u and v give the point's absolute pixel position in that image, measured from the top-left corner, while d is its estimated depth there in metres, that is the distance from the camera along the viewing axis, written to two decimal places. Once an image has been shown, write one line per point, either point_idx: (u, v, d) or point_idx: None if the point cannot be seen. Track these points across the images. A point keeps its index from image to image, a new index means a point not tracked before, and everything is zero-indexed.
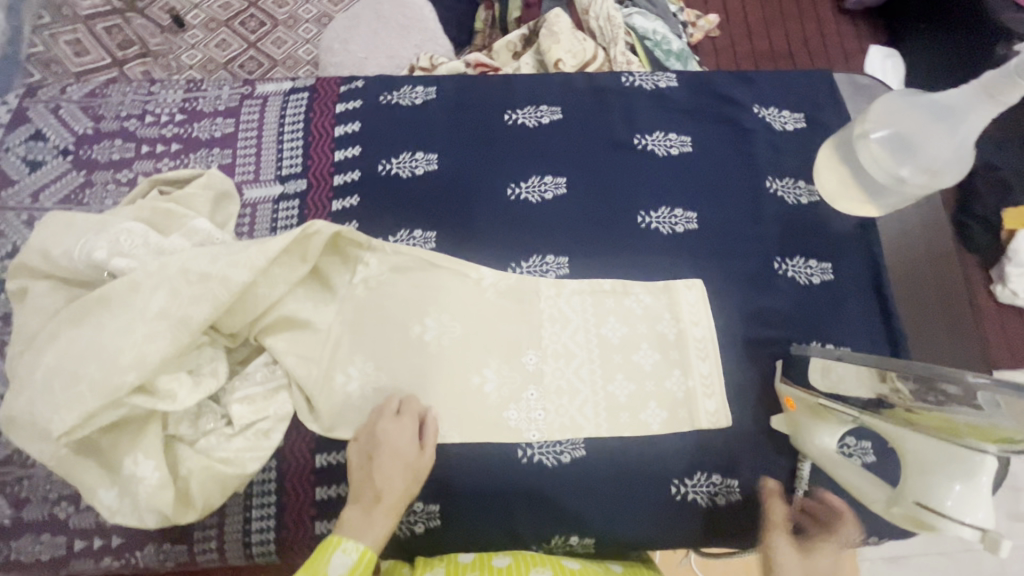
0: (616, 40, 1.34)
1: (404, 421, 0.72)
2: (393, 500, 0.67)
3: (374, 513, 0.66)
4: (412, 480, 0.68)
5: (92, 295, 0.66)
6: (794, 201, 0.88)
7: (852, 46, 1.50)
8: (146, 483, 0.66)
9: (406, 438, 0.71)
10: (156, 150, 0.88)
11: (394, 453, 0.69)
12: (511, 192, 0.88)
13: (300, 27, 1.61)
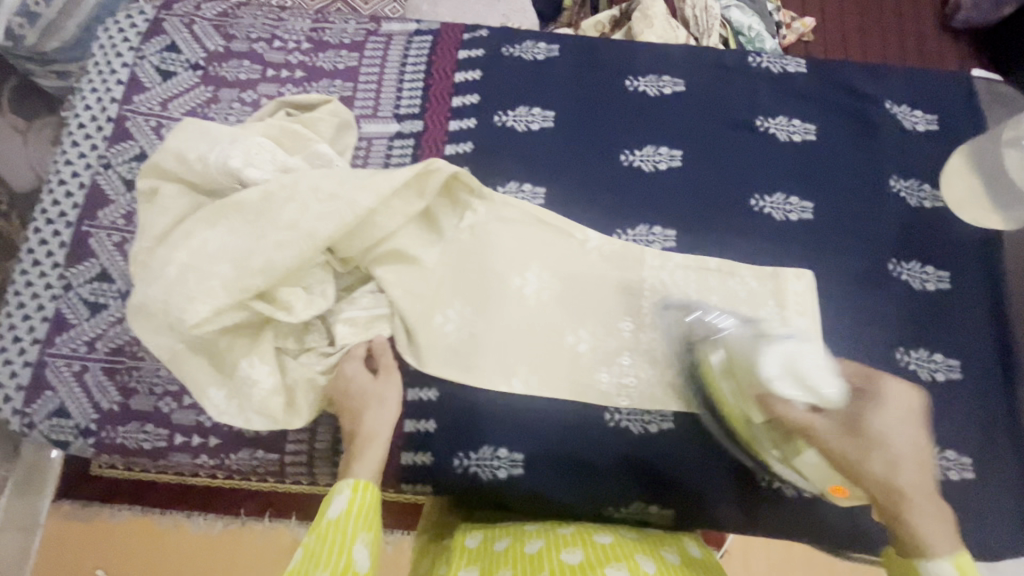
0: (711, 32, 1.34)
1: (351, 362, 0.75)
2: (367, 430, 0.70)
3: (358, 449, 0.69)
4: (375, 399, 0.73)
5: (229, 200, 0.68)
6: (916, 204, 0.85)
7: (951, 66, 1.44)
8: (259, 387, 0.71)
9: (358, 373, 0.74)
10: (281, 75, 0.90)
11: (353, 395, 0.73)
12: (624, 158, 0.87)
13: None
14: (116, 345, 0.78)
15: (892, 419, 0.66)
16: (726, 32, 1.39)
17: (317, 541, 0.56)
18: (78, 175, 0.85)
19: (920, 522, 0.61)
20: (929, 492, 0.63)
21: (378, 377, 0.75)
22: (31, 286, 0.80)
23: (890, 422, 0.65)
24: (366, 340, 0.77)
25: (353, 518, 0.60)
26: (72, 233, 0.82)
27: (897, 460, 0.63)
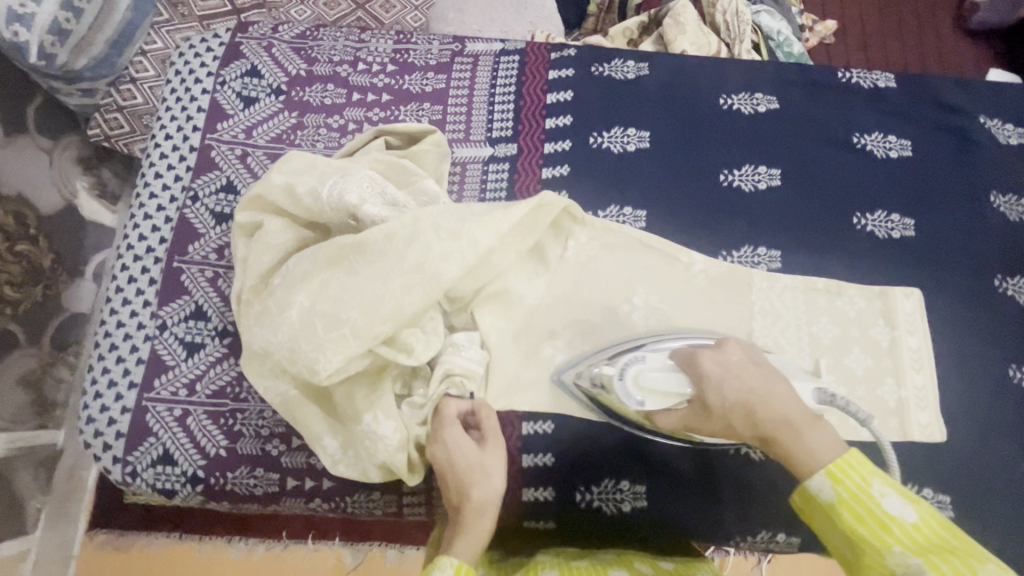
0: (743, 37, 1.32)
1: (449, 433, 0.66)
2: (474, 504, 0.61)
3: (463, 524, 0.60)
4: (484, 473, 0.63)
5: (352, 240, 0.65)
6: (1017, 219, 0.85)
7: (970, 67, 1.44)
8: (387, 443, 0.67)
9: (460, 443, 0.65)
10: (367, 99, 0.87)
11: (457, 469, 0.64)
12: (724, 178, 0.86)
13: None
14: (217, 386, 0.75)
15: (717, 368, 0.63)
16: (758, 37, 1.36)
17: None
18: (164, 209, 0.82)
19: (814, 443, 0.56)
20: (807, 420, 0.59)
21: (482, 446, 0.66)
22: (123, 326, 0.77)
23: (715, 374, 0.62)
24: (452, 401, 0.70)
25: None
26: (162, 270, 0.79)
27: (749, 402, 0.60)
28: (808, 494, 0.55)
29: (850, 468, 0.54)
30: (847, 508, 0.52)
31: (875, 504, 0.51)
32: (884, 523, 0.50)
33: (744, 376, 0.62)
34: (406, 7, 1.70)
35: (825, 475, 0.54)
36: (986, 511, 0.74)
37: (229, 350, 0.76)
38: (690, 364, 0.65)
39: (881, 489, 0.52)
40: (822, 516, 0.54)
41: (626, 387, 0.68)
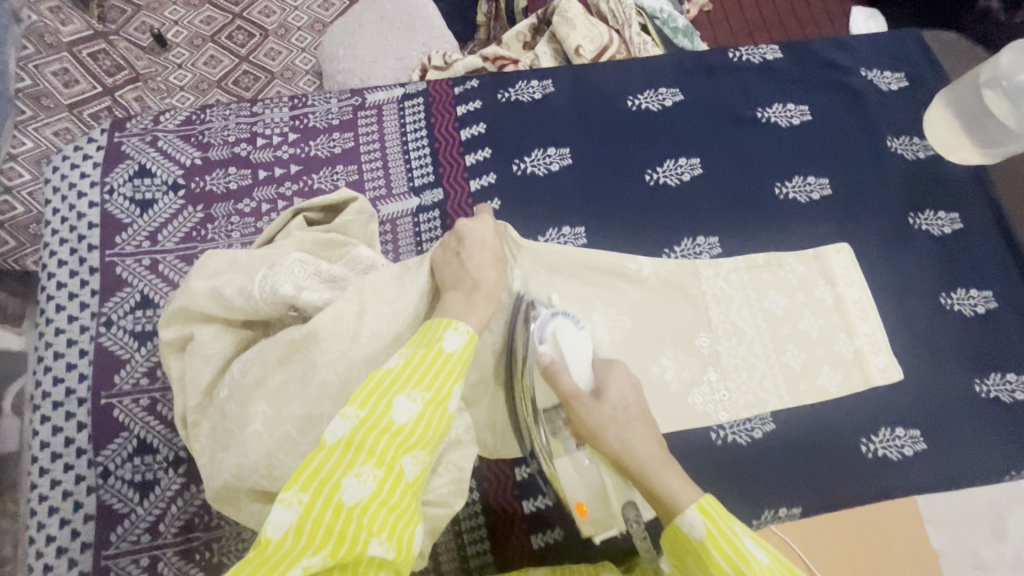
0: (630, 22, 1.34)
1: (486, 222, 0.71)
2: (489, 289, 0.65)
3: (475, 297, 0.63)
4: (503, 271, 0.68)
5: (298, 333, 0.62)
6: (914, 157, 0.91)
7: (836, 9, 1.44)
8: None
9: (488, 239, 0.69)
10: (275, 174, 0.82)
11: (483, 253, 0.67)
12: (649, 177, 0.88)
13: (293, 36, 1.64)
14: (184, 521, 0.69)
15: (626, 386, 0.63)
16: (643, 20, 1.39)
17: (423, 361, 0.53)
18: (76, 342, 0.74)
19: (675, 484, 0.54)
20: (672, 460, 0.57)
21: (501, 255, 0.70)
22: (58, 483, 0.69)
23: (624, 387, 0.63)
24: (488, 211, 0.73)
25: (461, 363, 0.55)
26: (90, 410, 0.71)
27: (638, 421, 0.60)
28: (678, 530, 0.52)
29: (715, 509, 0.52)
30: (714, 548, 0.50)
31: (738, 544, 0.49)
32: (746, 565, 0.48)
33: (641, 404, 0.62)
34: (293, 50, 1.63)
35: (696, 509, 0.52)
36: (953, 434, 0.80)
37: (188, 478, 0.70)
38: (606, 368, 0.64)
39: (742, 531, 0.50)
40: (689, 554, 0.52)
41: (547, 323, 0.66)
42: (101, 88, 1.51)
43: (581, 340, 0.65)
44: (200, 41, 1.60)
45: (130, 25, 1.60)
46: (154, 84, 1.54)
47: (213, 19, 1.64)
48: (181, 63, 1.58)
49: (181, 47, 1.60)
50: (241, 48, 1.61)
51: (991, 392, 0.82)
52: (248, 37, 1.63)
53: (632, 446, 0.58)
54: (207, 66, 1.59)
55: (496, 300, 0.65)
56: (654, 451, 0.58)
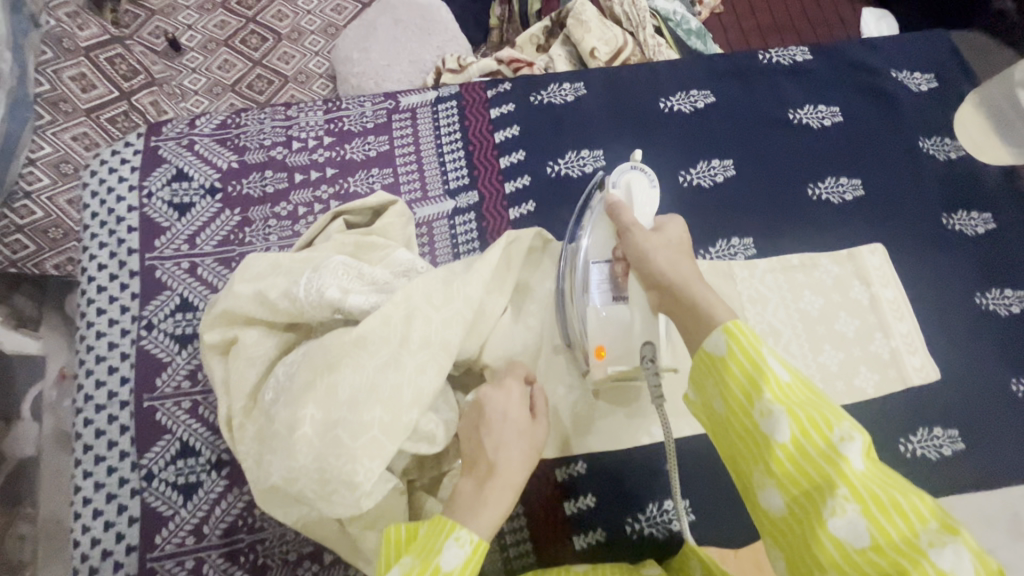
0: (644, 24, 1.34)
1: (511, 385, 0.65)
2: (509, 474, 0.58)
3: (489, 488, 0.57)
4: (530, 454, 0.61)
5: (348, 335, 0.62)
6: (946, 157, 0.91)
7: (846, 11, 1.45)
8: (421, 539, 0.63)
9: (516, 402, 0.63)
10: (311, 178, 0.83)
11: (507, 426, 0.61)
12: (682, 178, 0.88)
13: (307, 40, 1.65)
14: (228, 523, 0.69)
15: (677, 232, 0.66)
16: (656, 22, 1.39)
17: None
18: (117, 345, 0.74)
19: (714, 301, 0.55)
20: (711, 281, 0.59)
21: (532, 417, 0.64)
22: (103, 487, 0.69)
23: (677, 232, 0.66)
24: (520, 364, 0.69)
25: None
26: (132, 413, 0.72)
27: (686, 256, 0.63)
28: (702, 351, 0.51)
29: (744, 336, 0.49)
30: (734, 365, 0.49)
31: (761, 360, 0.48)
32: (762, 382, 0.47)
33: (687, 246, 0.65)
34: (307, 54, 1.64)
35: (722, 331, 0.50)
36: (992, 433, 0.80)
37: (231, 480, 0.70)
38: (664, 220, 0.68)
39: (767, 352, 0.48)
40: (705, 369, 0.51)
41: (625, 170, 0.70)
42: (118, 93, 1.52)
43: (650, 193, 0.70)
44: (213, 45, 1.61)
45: (145, 30, 1.61)
46: (169, 88, 1.55)
47: (228, 23, 1.65)
48: (194, 68, 1.58)
49: (196, 51, 1.61)
50: (255, 52, 1.62)
51: None
52: (262, 41, 1.64)
53: (677, 265, 0.60)
54: (221, 71, 1.60)
55: (517, 484, 0.58)
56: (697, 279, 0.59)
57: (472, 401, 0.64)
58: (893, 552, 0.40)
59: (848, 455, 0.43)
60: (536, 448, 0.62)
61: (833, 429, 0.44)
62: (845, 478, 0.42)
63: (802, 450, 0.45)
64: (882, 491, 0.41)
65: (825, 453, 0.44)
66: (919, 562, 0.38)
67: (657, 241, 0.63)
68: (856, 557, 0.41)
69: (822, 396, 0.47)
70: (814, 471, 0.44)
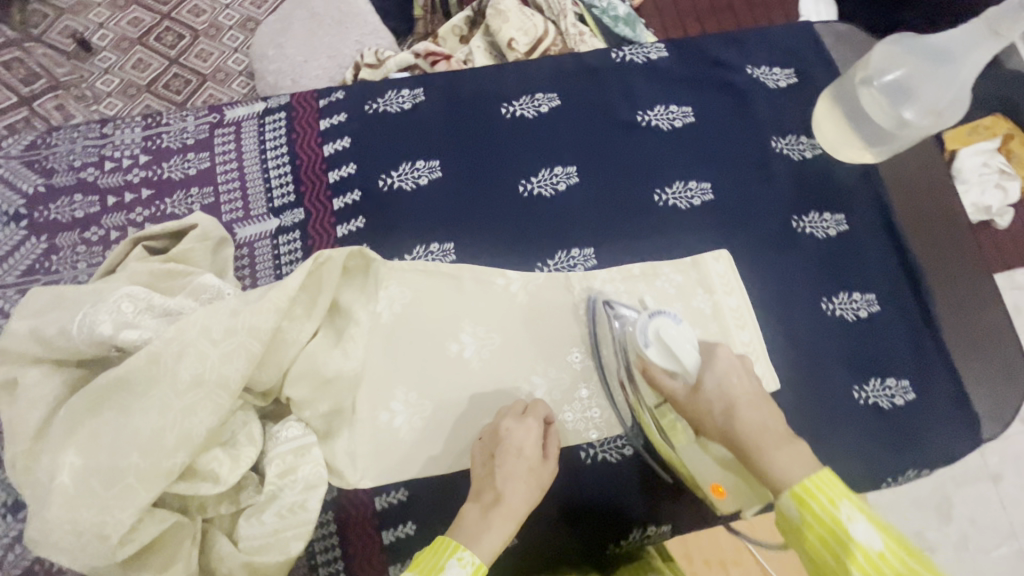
0: (565, 13, 1.30)
1: (530, 423, 0.69)
2: (513, 507, 0.62)
3: (491, 518, 0.61)
4: (534, 486, 0.64)
5: (108, 377, 0.59)
6: (800, 157, 0.89)
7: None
8: None
9: (531, 440, 0.67)
10: (124, 200, 0.79)
11: (522, 459, 0.65)
12: (523, 188, 0.85)
13: (225, 35, 1.56)
14: (22, 567, 0.67)
15: (728, 372, 0.61)
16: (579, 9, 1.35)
17: None
18: None
19: (782, 463, 0.54)
20: (783, 435, 0.57)
21: (543, 458, 0.68)
22: None
23: (723, 371, 0.62)
24: (542, 402, 0.73)
25: None
26: None
27: (734, 409, 0.59)
28: (778, 514, 0.54)
29: (818, 490, 0.51)
30: (812, 532, 0.50)
31: (840, 527, 0.49)
32: (844, 551, 0.48)
33: (743, 384, 0.61)
34: (224, 50, 1.56)
35: (793, 499, 0.52)
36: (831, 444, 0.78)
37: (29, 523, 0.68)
38: (708, 354, 0.63)
39: (849, 513, 0.49)
40: (788, 530, 0.53)
41: (646, 325, 0.64)
42: (18, 98, 1.44)
43: (685, 332, 0.63)
44: (127, 44, 1.53)
45: (54, 30, 1.52)
46: (78, 92, 1.48)
47: (141, 20, 1.56)
48: (107, 68, 1.50)
49: (108, 51, 1.52)
50: (171, 49, 1.54)
51: (870, 398, 0.80)
52: (178, 38, 1.56)
53: (736, 420, 0.59)
54: (136, 70, 1.52)
55: (518, 518, 0.62)
56: (757, 434, 0.57)
57: (489, 433, 0.70)
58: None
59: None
60: (542, 489, 0.66)
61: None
62: None
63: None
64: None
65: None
66: None
67: (705, 396, 0.61)
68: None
69: (921, 561, 0.46)
70: None
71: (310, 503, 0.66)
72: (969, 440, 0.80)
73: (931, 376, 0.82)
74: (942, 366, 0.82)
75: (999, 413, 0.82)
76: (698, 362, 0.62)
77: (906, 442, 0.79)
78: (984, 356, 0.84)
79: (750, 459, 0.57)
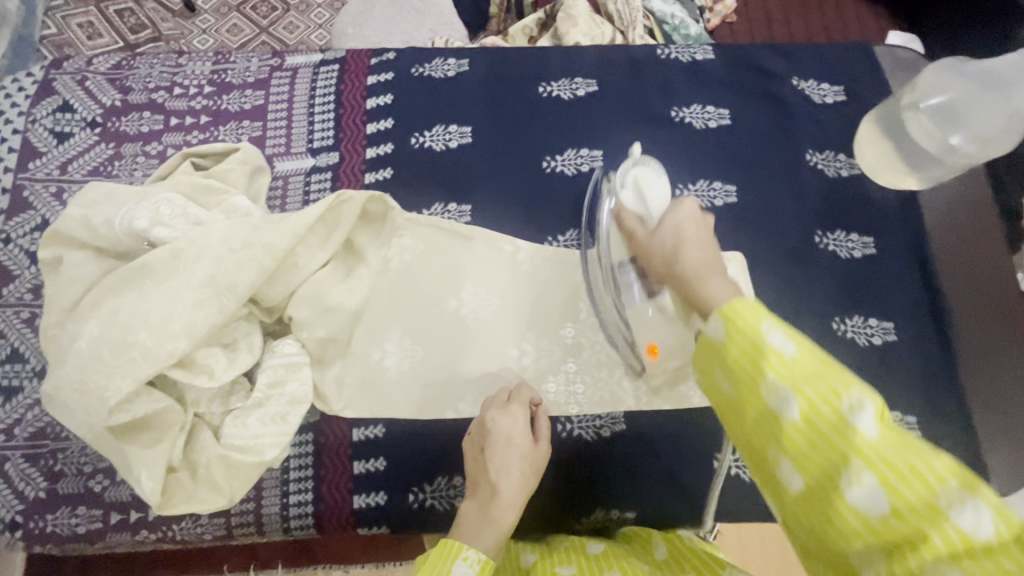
0: (635, 23, 1.31)
1: (515, 410, 0.70)
2: (509, 498, 0.64)
3: (489, 508, 0.63)
4: (529, 474, 0.67)
5: (135, 263, 0.65)
6: (835, 174, 0.87)
7: (870, 32, 1.43)
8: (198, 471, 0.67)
9: (519, 430, 0.68)
10: (185, 123, 0.87)
11: (513, 450, 0.67)
12: (547, 165, 0.87)
13: (312, 12, 1.68)
14: (37, 428, 0.74)
15: (687, 219, 0.62)
16: (650, 22, 1.37)
17: None
18: None
19: (711, 291, 0.52)
20: (720, 267, 0.56)
21: (534, 442, 0.70)
22: None
23: (684, 218, 0.62)
24: (528, 386, 0.73)
25: None
26: None
27: (680, 247, 0.59)
28: (702, 336, 0.48)
29: (737, 320, 0.45)
30: (733, 347, 0.45)
31: (757, 338, 0.44)
32: (760, 358, 0.43)
33: (698, 232, 0.61)
34: (309, 25, 1.67)
35: (717, 315, 0.47)
36: None
37: None
38: (675, 204, 0.64)
39: (766, 325, 0.44)
40: (706, 352, 0.48)
41: (629, 169, 0.72)
42: (126, 44, 1.59)
43: (661, 186, 0.70)
44: (225, 9, 1.67)
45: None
46: (177, 45, 1.61)
47: None
48: (204, 29, 1.64)
49: (209, 13, 1.66)
50: (263, 19, 1.67)
51: None
52: (271, 9, 1.68)
53: (679, 255, 0.59)
54: (229, 34, 1.65)
55: (517, 504, 0.64)
56: (697, 268, 0.56)
57: (476, 420, 0.71)
58: (910, 515, 0.37)
59: (858, 424, 0.39)
60: (536, 472, 0.68)
61: (841, 398, 0.40)
62: (859, 452, 0.39)
63: (813, 432, 0.41)
64: (898, 457, 0.38)
65: (835, 426, 0.40)
66: (941, 526, 0.35)
67: (659, 236, 0.62)
68: (880, 526, 0.38)
69: (834, 362, 0.43)
70: (824, 442, 0.40)
71: (291, 417, 0.70)
72: None
73: (941, 419, 0.77)
74: (954, 410, 0.77)
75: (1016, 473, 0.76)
76: (665, 211, 0.65)
77: None
78: (1007, 410, 0.79)
79: (688, 287, 0.55)
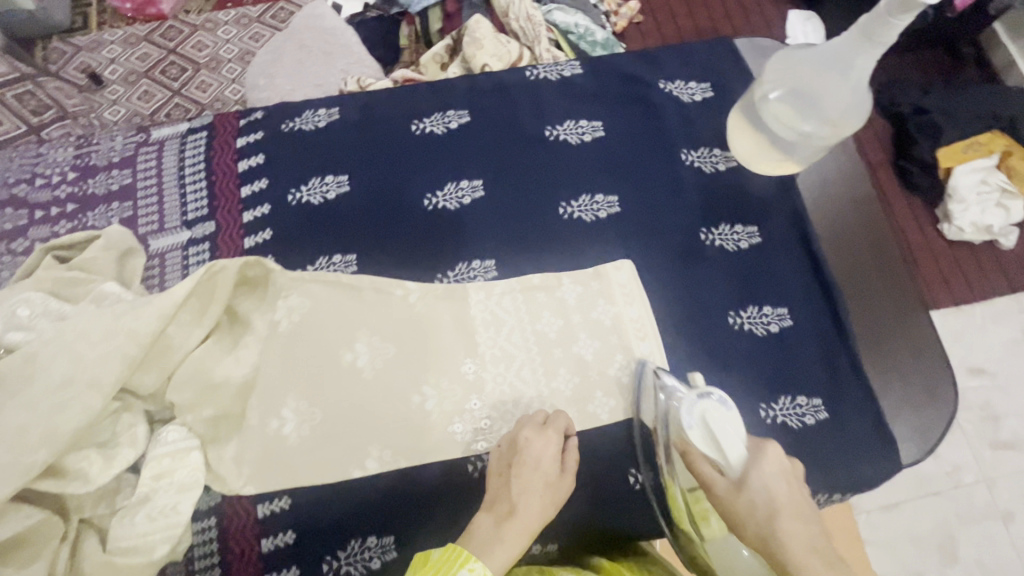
0: (539, 38, 1.28)
1: (550, 435, 0.68)
2: (528, 522, 0.61)
3: (505, 526, 0.61)
4: (549, 501, 0.64)
5: None
6: (712, 169, 0.88)
7: (772, 14, 1.49)
8: None
9: (547, 458, 0.66)
10: (51, 213, 0.84)
11: (535, 470, 0.65)
12: (428, 202, 0.86)
13: (224, 68, 1.53)
14: None
15: (777, 474, 0.58)
16: (554, 34, 1.34)
17: None
18: None
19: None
20: (833, 559, 0.52)
21: (560, 472, 0.68)
22: None
23: (771, 474, 0.58)
24: (564, 414, 0.72)
25: None
26: None
27: (779, 512, 0.55)
28: None
29: None
30: None
31: None
32: None
33: (791, 495, 0.57)
34: (222, 82, 1.53)
35: None
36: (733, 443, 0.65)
37: None
38: (756, 450, 0.60)
39: None
40: None
41: (694, 403, 0.61)
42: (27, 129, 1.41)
43: (734, 422, 0.60)
44: (133, 76, 1.51)
45: (70, 65, 1.51)
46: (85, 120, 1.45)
47: (149, 54, 1.54)
48: (114, 99, 1.48)
49: (117, 84, 1.51)
50: (174, 81, 1.51)
51: (778, 417, 0.76)
52: (181, 71, 1.53)
53: (776, 533, 0.54)
54: (141, 101, 1.50)
55: (533, 531, 0.62)
56: (804, 551, 0.52)
57: (508, 442, 0.69)
58: None
59: None
60: (556, 502, 0.66)
61: None
62: None
63: None
64: None
65: None
66: None
67: (749, 495, 0.56)
68: None
69: None
70: None
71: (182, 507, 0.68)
72: (886, 465, 0.75)
73: (845, 399, 0.78)
74: (855, 386, 0.78)
75: (916, 437, 0.79)
76: (745, 461, 0.58)
77: (819, 464, 0.75)
78: (903, 377, 0.82)
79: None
